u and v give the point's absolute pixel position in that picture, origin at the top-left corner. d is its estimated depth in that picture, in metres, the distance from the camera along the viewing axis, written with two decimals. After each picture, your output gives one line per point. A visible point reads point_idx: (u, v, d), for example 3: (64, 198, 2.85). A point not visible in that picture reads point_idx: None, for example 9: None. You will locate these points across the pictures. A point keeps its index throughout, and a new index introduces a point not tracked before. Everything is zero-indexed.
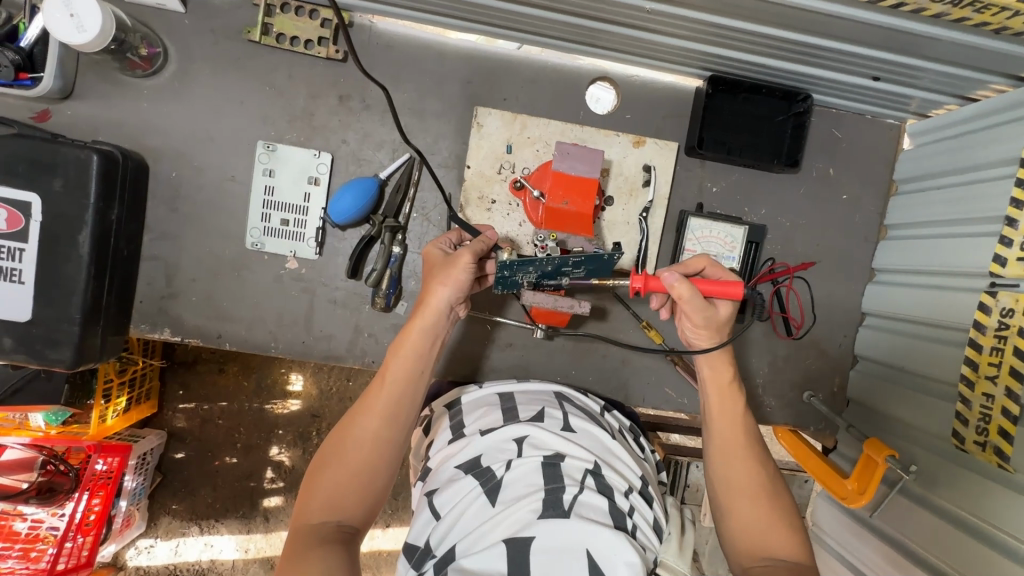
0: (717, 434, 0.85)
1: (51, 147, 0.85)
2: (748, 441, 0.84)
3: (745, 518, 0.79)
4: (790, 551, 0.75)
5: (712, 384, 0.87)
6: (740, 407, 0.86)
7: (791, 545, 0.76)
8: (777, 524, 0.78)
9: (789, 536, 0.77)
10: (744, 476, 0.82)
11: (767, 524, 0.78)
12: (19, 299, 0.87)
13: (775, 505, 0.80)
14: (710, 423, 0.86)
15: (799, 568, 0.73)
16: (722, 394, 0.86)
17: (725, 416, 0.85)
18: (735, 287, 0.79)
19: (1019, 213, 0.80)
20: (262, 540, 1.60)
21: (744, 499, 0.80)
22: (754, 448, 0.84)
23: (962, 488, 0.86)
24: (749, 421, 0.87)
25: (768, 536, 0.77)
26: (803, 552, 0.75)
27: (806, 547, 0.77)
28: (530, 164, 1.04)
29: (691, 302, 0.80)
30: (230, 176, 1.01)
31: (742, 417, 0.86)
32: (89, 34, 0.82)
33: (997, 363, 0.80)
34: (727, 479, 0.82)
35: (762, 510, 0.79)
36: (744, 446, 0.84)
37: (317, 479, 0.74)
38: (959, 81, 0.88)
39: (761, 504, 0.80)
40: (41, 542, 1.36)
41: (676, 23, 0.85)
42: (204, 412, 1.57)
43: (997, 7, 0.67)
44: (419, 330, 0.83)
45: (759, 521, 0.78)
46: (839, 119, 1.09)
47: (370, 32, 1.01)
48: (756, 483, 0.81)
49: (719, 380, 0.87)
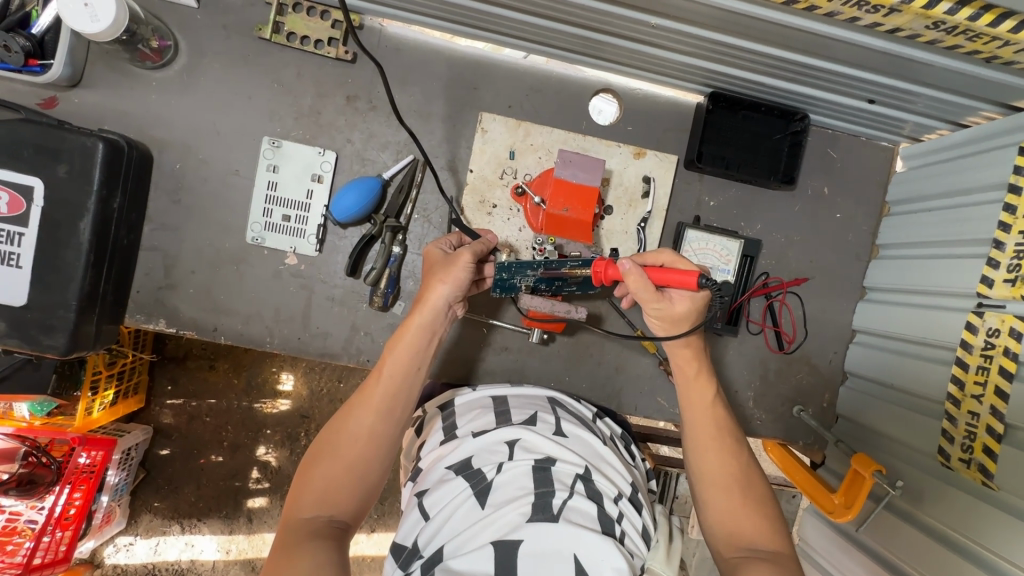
0: (691, 423, 0.86)
1: (57, 133, 0.86)
2: (721, 431, 0.85)
3: (721, 508, 0.80)
4: (765, 538, 0.77)
5: (680, 376, 0.88)
6: (710, 394, 0.87)
7: (767, 533, 0.77)
8: (752, 512, 0.79)
9: (765, 524, 0.78)
10: (718, 465, 0.83)
11: (743, 512, 0.79)
12: (16, 283, 0.87)
13: (750, 493, 0.81)
14: (685, 413, 0.88)
15: (774, 557, 0.73)
16: (691, 383, 0.87)
17: (697, 407, 0.86)
18: (691, 277, 0.76)
19: (1007, 236, 0.83)
20: (243, 542, 1.57)
21: (718, 488, 0.81)
22: (727, 435, 0.85)
23: (946, 504, 0.87)
24: (722, 407, 0.87)
25: (744, 524, 0.78)
26: (779, 540, 0.76)
27: (785, 537, 0.77)
28: (533, 170, 1.05)
29: (642, 290, 0.81)
30: (234, 170, 1.02)
31: (712, 404, 0.86)
32: (102, 24, 0.83)
33: (983, 382, 0.82)
34: (702, 469, 0.83)
35: (737, 498, 0.80)
36: (718, 434, 0.85)
37: (311, 472, 0.74)
38: (951, 107, 0.91)
39: (735, 494, 0.80)
40: (17, 536, 1.33)
41: (680, 39, 0.87)
42: (192, 409, 1.56)
43: (988, 37, 0.69)
44: (417, 326, 0.84)
45: (735, 510, 0.80)
46: (834, 140, 1.12)
47: (380, 35, 1.03)
48: (732, 472, 0.82)
49: (688, 367, 0.88)
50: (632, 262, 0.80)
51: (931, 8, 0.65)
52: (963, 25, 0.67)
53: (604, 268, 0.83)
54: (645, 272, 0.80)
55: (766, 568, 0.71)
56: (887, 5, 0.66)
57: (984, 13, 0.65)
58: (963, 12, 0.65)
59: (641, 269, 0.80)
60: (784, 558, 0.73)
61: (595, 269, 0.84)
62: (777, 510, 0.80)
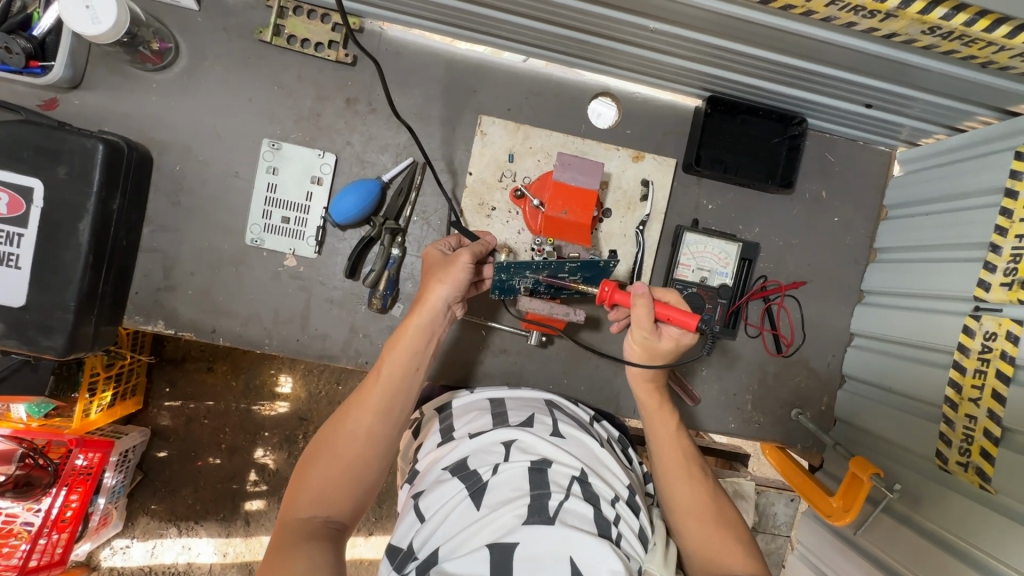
0: (658, 456, 0.88)
1: (57, 134, 0.86)
2: (688, 460, 0.87)
3: (696, 535, 0.80)
4: (741, 562, 0.76)
5: (645, 409, 0.91)
6: (674, 425, 0.90)
7: (742, 557, 0.76)
8: (727, 537, 0.79)
9: (738, 548, 0.77)
10: (690, 495, 0.83)
11: (718, 538, 0.79)
12: (14, 284, 0.87)
13: (722, 520, 0.81)
14: (652, 445, 0.89)
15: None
16: (654, 415, 0.90)
17: (662, 438, 0.89)
18: (693, 319, 0.77)
19: (1003, 240, 0.83)
20: (241, 545, 1.57)
21: (691, 516, 0.81)
22: (695, 465, 0.87)
23: (944, 508, 0.87)
24: (687, 438, 0.90)
25: (719, 549, 0.78)
26: (753, 562, 0.76)
27: (759, 559, 0.77)
28: (532, 173, 1.06)
29: (641, 319, 0.81)
30: (234, 172, 1.02)
31: (677, 435, 0.89)
32: (102, 26, 0.83)
33: (980, 385, 0.82)
34: (674, 499, 0.84)
35: (710, 524, 0.80)
36: (687, 464, 0.86)
37: (308, 472, 0.74)
38: (948, 111, 0.92)
39: (708, 521, 0.81)
40: (14, 538, 1.32)
41: (678, 43, 0.88)
42: (189, 411, 1.55)
43: (984, 42, 0.69)
44: (416, 326, 0.84)
45: (709, 537, 0.79)
46: (832, 144, 1.12)
47: (380, 38, 1.03)
48: (704, 500, 0.83)
49: (652, 400, 0.90)
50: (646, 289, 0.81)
51: (927, 13, 0.65)
52: (959, 30, 0.67)
53: (610, 291, 0.82)
54: (652, 305, 0.80)
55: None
56: (884, 9, 0.67)
57: (980, 19, 0.65)
58: (958, 17, 0.65)
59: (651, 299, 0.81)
60: None
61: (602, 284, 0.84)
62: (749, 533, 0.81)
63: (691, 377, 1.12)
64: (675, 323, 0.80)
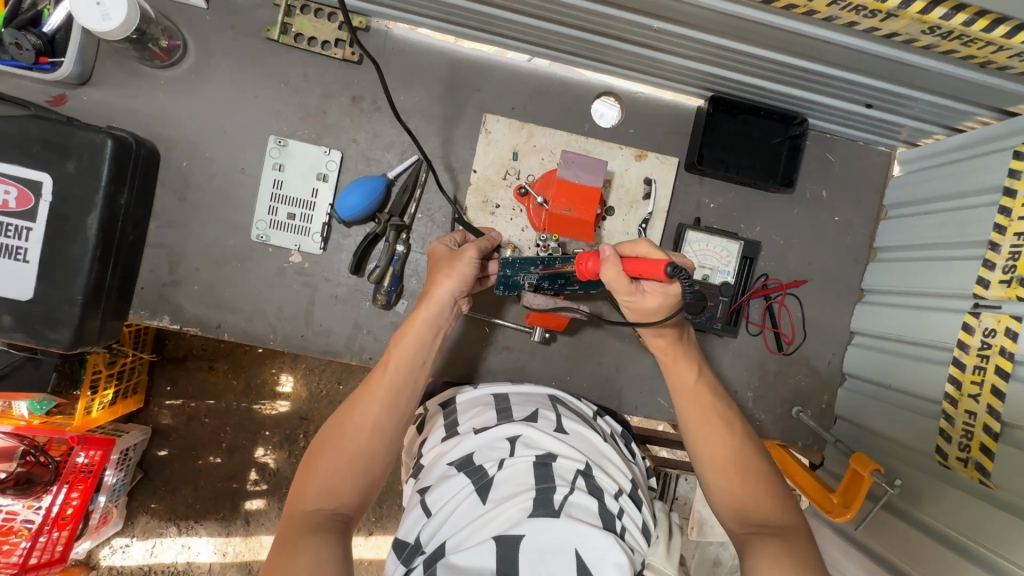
0: (680, 409, 0.86)
1: (66, 129, 0.86)
2: (711, 411, 0.85)
3: (724, 487, 0.79)
4: (771, 513, 0.76)
5: (666, 362, 0.89)
6: (694, 376, 0.87)
7: (772, 508, 0.76)
8: (756, 489, 0.78)
9: (768, 499, 0.77)
10: (714, 445, 0.82)
11: (746, 489, 0.78)
12: (21, 278, 0.88)
13: (749, 470, 0.80)
14: (674, 398, 0.88)
15: (783, 531, 0.73)
16: (674, 369, 0.88)
17: (685, 389, 0.87)
18: (659, 267, 0.72)
19: (1002, 238, 0.84)
20: (240, 544, 1.57)
21: (717, 468, 0.81)
22: (718, 415, 0.84)
23: (944, 504, 0.88)
24: (709, 387, 0.87)
25: (749, 501, 0.77)
26: (784, 513, 0.76)
27: (791, 510, 0.77)
28: (535, 171, 1.07)
29: (614, 280, 0.78)
30: (240, 168, 1.03)
31: (698, 386, 0.87)
32: (113, 23, 0.84)
33: (979, 381, 0.83)
34: (699, 451, 0.83)
35: (736, 476, 0.79)
36: (709, 414, 0.84)
37: (314, 465, 0.75)
38: (947, 112, 0.93)
39: (735, 472, 0.80)
40: (14, 536, 1.32)
41: (682, 42, 0.89)
42: (190, 410, 1.55)
43: (983, 42, 0.70)
44: (423, 320, 0.85)
45: (738, 488, 0.78)
46: (832, 144, 1.13)
47: (386, 37, 1.04)
48: (728, 450, 0.81)
49: (669, 351, 0.88)
50: (613, 250, 0.78)
51: (927, 13, 0.67)
52: (958, 30, 0.69)
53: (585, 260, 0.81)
54: (621, 263, 0.77)
55: (776, 545, 0.70)
56: (884, 9, 0.68)
57: (979, 19, 0.66)
58: (958, 17, 0.67)
59: (619, 259, 0.77)
60: (792, 531, 0.73)
61: (578, 259, 0.83)
62: (780, 482, 0.80)
63: None
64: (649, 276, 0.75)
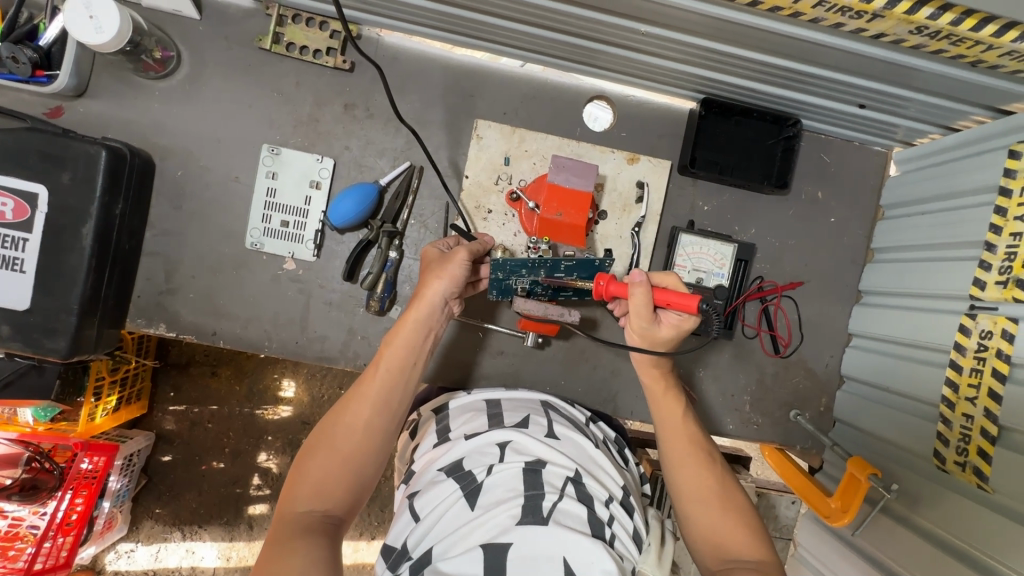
0: (664, 442, 0.87)
1: (62, 141, 0.88)
2: (694, 446, 0.85)
3: (701, 523, 0.79)
4: (750, 550, 0.75)
5: (652, 393, 0.90)
6: (679, 411, 0.88)
7: (750, 544, 0.76)
8: (734, 525, 0.78)
9: (747, 535, 0.77)
10: (696, 481, 0.82)
11: (725, 525, 0.78)
12: (18, 288, 0.89)
13: (730, 507, 0.80)
14: (657, 430, 0.89)
15: (761, 568, 0.72)
16: (660, 401, 0.89)
17: (668, 421, 0.88)
18: (693, 302, 0.78)
19: (998, 238, 0.83)
20: (244, 549, 1.58)
21: (696, 503, 0.81)
22: (700, 450, 0.85)
23: (942, 509, 0.86)
24: (693, 422, 0.88)
25: (727, 537, 0.77)
26: (762, 550, 0.75)
27: (769, 547, 0.76)
28: (527, 176, 1.07)
29: (641, 306, 0.82)
30: (234, 177, 1.04)
31: (682, 420, 0.88)
32: (106, 35, 0.85)
33: (976, 384, 0.82)
34: (679, 484, 0.83)
35: (717, 511, 0.79)
36: (691, 449, 0.85)
37: (306, 467, 0.75)
38: (943, 111, 0.92)
39: (714, 507, 0.80)
40: (19, 541, 1.34)
41: (669, 45, 0.89)
42: (193, 415, 1.57)
43: (972, 41, 0.70)
44: (413, 321, 0.85)
45: (716, 523, 0.78)
46: (828, 144, 1.13)
47: (377, 45, 1.05)
48: (708, 485, 0.82)
49: (656, 385, 0.90)
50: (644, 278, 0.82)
51: (914, 13, 0.66)
52: (945, 30, 0.68)
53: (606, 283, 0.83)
54: (650, 291, 0.81)
55: None
56: (870, 10, 0.67)
57: (966, 18, 0.66)
58: (945, 17, 0.66)
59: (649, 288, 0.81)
60: (770, 568, 0.72)
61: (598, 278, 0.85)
62: (758, 518, 0.80)
63: (689, 378, 1.12)
64: (675, 308, 0.81)
